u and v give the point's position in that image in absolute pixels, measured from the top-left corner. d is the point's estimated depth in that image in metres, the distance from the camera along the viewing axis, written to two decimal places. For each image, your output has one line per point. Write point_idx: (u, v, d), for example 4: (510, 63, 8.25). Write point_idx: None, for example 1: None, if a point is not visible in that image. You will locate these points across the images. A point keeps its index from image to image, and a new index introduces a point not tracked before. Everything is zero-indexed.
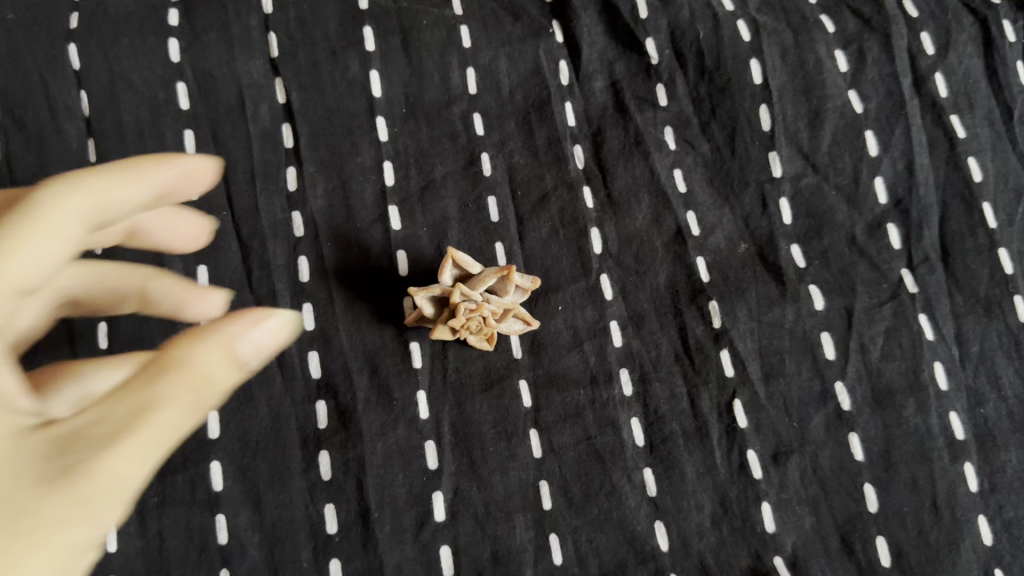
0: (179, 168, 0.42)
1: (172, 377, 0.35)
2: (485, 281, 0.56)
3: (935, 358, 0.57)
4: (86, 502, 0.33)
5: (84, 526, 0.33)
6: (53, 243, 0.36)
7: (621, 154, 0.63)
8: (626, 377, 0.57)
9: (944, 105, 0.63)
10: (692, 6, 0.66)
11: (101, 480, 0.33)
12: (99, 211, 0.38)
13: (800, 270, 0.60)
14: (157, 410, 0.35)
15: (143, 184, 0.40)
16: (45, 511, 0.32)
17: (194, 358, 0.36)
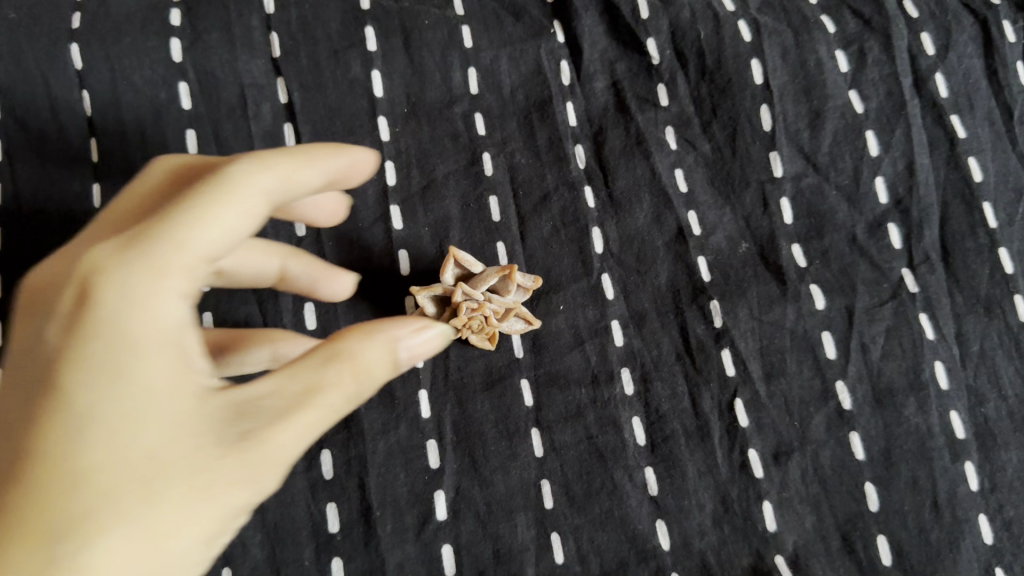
0: (348, 159, 0.46)
1: (341, 365, 0.39)
2: (487, 281, 0.55)
3: (935, 358, 0.57)
4: (248, 471, 0.37)
5: (243, 492, 0.37)
6: (242, 216, 0.39)
7: (623, 153, 0.63)
8: (627, 376, 0.57)
9: (944, 105, 0.64)
10: (694, 7, 0.66)
11: (269, 452, 0.37)
12: (283, 194, 0.42)
13: (800, 270, 0.60)
14: (324, 392, 0.39)
15: (320, 168, 0.44)
16: (218, 472, 0.36)
17: (359, 351, 0.40)
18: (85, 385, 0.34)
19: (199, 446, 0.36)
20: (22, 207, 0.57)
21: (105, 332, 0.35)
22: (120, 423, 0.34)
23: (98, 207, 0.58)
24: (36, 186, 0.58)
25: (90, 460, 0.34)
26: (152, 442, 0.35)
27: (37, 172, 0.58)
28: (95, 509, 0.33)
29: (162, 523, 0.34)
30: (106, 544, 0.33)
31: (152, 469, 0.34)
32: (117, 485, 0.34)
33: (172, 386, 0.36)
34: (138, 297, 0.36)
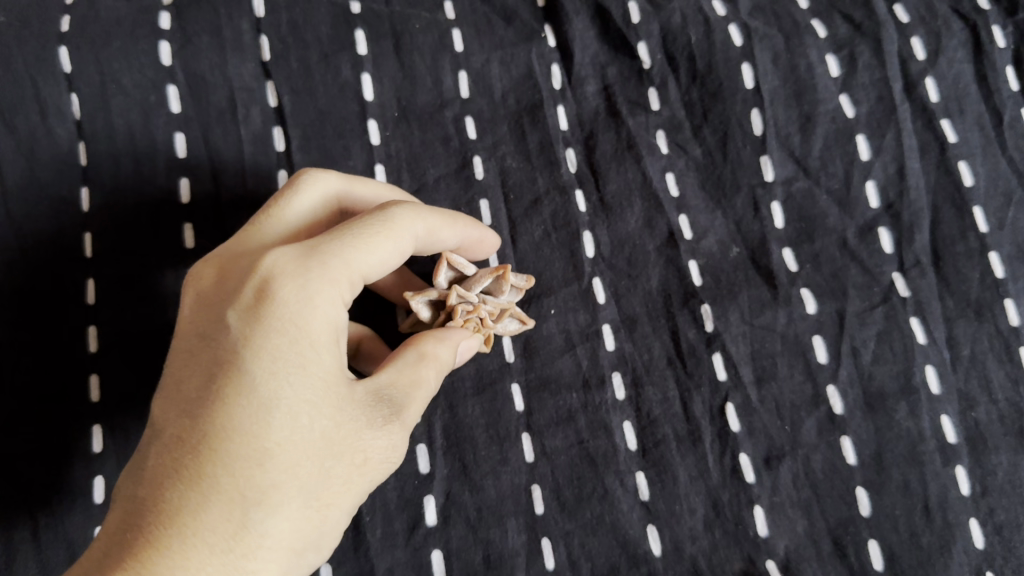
0: (478, 233, 0.56)
1: (440, 370, 0.48)
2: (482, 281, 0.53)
3: (926, 361, 0.57)
4: (383, 456, 0.45)
5: (381, 470, 0.45)
6: (396, 249, 0.49)
7: (613, 158, 0.63)
8: (618, 381, 0.57)
9: (935, 109, 0.64)
10: (684, 11, 0.66)
11: (400, 435, 0.46)
12: (421, 235, 0.51)
13: (792, 274, 0.60)
14: (427, 385, 0.48)
15: (457, 235, 0.54)
16: (368, 449, 0.44)
17: (450, 356, 0.49)
18: (276, 373, 0.41)
19: (355, 430, 0.44)
20: (9, 213, 0.56)
21: (286, 330, 0.42)
22: (300, 410, 0.41)
23: (87, 211, 0.57)
24: (22, 188, 0.57)
25: (276, 443, 0.41)
26: (321, 429, 0.42)
27: (23, 175, 0.58)
28: (280, 484, 0.40)
29: (324, 495, 0.42)
30: (287, 510, 0.41)
31: (323, 450, 0.42)
32: (294, 465, 0.41)
33: (334, 379, 0.43)
34: (316, 306, 0.43)
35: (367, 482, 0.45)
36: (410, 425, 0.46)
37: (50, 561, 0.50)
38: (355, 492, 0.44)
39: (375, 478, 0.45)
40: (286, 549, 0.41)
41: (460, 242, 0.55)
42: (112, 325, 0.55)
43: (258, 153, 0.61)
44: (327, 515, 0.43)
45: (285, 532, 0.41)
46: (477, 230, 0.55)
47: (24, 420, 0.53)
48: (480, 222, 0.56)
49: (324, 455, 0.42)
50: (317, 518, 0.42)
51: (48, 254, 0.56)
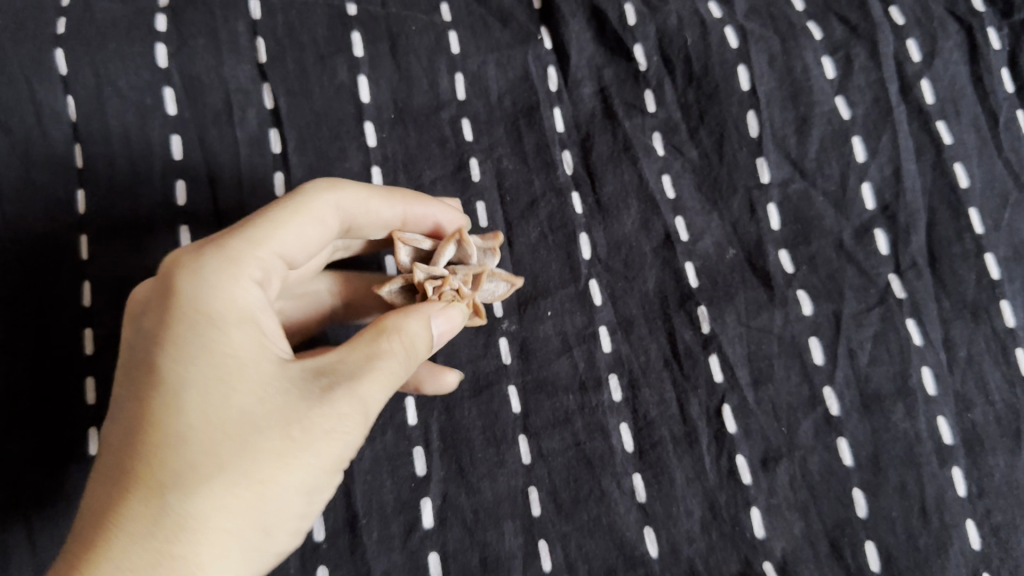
0: (423, 203, 0.55)
1: (398, 342, 0.46)
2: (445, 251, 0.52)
3: (923, 363, 0.57)
4: (326, 427, 0.43)
5: (333, 445, 0.43)
6: (308, 230, 0.50)
7: (610, 159, 0.63)
8: (615, 383, 0.57)
9: (930, 111, 0.64)
10: (681, 13, 0.66)
11: (348, 405, 0.44)
12: (345, 210, 0.52)
13: (788, 276, 0.60)
14: (382, 357, 0.46)
15: (390, 209, 0.54)
16: (310, 423, 0.42)
17: (411, 329, 0.47)
18: (181, 360, 0.42)
19: (285, 406, 0.42)
20: (5, 215, 0.56)
21: (188, 318, 0.43)
22: (210, 391, 0.41)
23: (83, 213, 0.57)
24: (18, 191, 0.57)
25: (189, 426, 0.41)
26: (233, 406, 0.41)
27: (19, 176, 0.58)
28: (198, 465, 0.40)
29: (256, 471, 0.41)
30: (214, 491, 0.40)
31: (244, 427, 0.41)
32: (205, 444, 0.40)
33: (245, 357, 0.43)
34: (214, 288, 0.44)
35: (314, 456, 0.43)
36: (355, 394, 0.44)
37: (45, 564, 0.50)
38: (299, 466, 0.42)
39: (328, 452, 0.43)
40: (219, 529, 0.40)
41: (405, 213, 0.55)
42: (108, 327, 0.55)
43: (254, 155, 0.61)
44: (267, 492, 0.41)
45: (215, 514, 0.40)
46: (430, 205, 0.55)
47: (20, 422, 0.53)
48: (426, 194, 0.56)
49: (242, 432, 0.41)
50: (253, 497, 0.41)
51: (45, 256, 0.56)
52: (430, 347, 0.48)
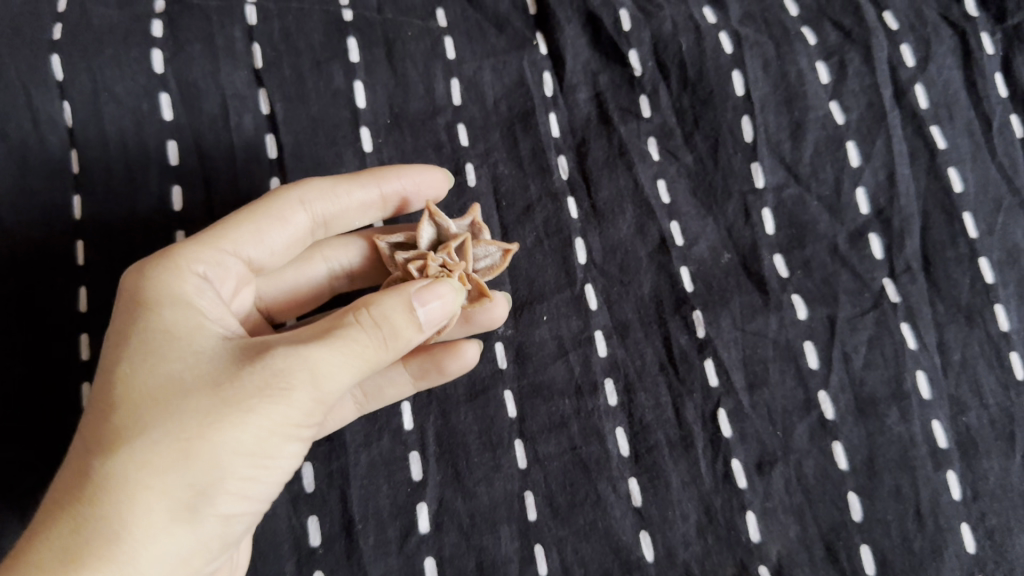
0: (392, 175, 0.56)
1: (366, 317, 0.43)
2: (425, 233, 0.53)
3: (917, 366, 0.57)
4: (262, 386, 0.41)
5: (274, 408, 0.41)
6: (265, 229, 0.52)
7: (605, 164, 0.64)
8: (611, 387, 0.58)
9: (924, 116, 0.64)
10: (675, 18, 0.66)
11: (288, 367, 0.41)
12: (309, 203, 0.54)
13: (783, 280, 0.60)
14: (343, 328, 0.43)
15: (360, 189, 0.56)
16: (243, 386, 0.41)
17: (385, 305, 0.44)
18: (124, 342, 0.44)
19: (219, 371, 0.42)
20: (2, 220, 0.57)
21: (132, 306, 0.45)
22: (144, 365, 0.43)
23: (79, 219, 0.58)
24: (14, 197, 0.57)
25: (122, 396, 0.42)
26: (168, 371, 0.42)
27: (15, 181, 0.58)
28: (125, 431, 0.41)
29: (181, 428, 0.40)
30: (138, 452, 0.40)
31: (171, 391, 0.41)
32: (138, 405, 0.41)
33: (188, 331, 0.44)
34: (162, 273, 0.46)
35: (249, 416, 0.41)
36: (300, 355, 0.42)
37: None
38: (230, 426, 0.41)
39: (269, 415, 0.41)
40: (140, 485, 0.40)
41: (380, 193, 0.56)
42: (104, 332, 0.55)
43: (250, 160, 0.61)
44: (193, 450, 0.40)
45: (138, 476, 0.40)
46: (402, 174, 0.56)
47: (16, 427, 0.53)
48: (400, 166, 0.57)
49: (172, 392, 0.41)
50: (177, 455, 0.40)
51: (41, 262, 0.56)
52: (412, 324, 0.44)
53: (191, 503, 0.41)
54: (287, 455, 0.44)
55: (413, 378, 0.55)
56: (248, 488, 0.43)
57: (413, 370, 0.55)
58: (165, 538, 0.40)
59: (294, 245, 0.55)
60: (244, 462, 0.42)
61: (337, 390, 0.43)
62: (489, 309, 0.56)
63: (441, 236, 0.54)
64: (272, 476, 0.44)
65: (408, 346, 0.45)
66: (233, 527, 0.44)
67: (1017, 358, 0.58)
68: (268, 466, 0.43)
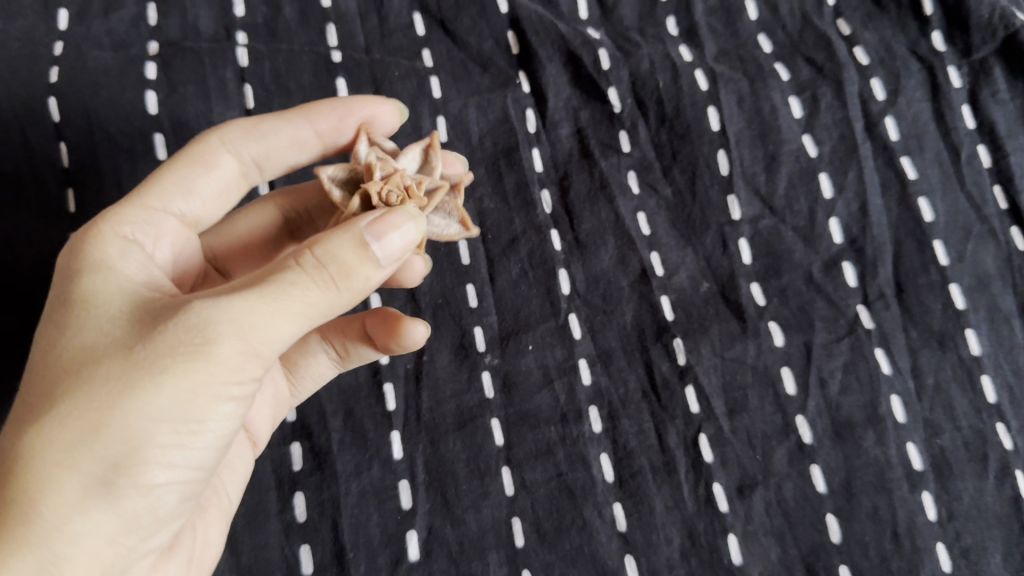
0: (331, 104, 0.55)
1: (308, 257, 0.40)
2: (410, 155, 0.49)
3: (891, 391, 0.59)
4: (175, 344, 0.40)
5: (193, 368, 0.40)
6: (191, 179, 0.53)
7: (587, 198, 0.66)
8: (595, 415, 0.59)
9: (895, 148, 0.66)
10: (653, 57, 0.69)
11: (206, 323, 0.40)
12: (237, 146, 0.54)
13: (760, 308, 0.62)
14: (279, 273, 0.40)
15: (287, 125, 0.55)
16: (158, 347, 0.40)
17: (331, 243, 0.41)
18: (59, 310, 0.44)
19: (142, 332, 0.41)
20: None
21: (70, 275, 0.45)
22: (75, 331, 0.42)
23: None
24: (13, 237, 0.59)
25: (51, 366, 0.42)
26: (85, 340, 0.42)
27: (13, 221, 0.59)
28: (47, 399, 0.41)
29: (95, 397, 0.40)
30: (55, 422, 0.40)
31: (91, 359, 0.41)
32: (54, 379, 0.41)
33: (109, 298, 0.43)
34: (89, 242, 0.46)
35: (162, 377, 0.39)
36: (221, 306, 0.40)
37: None
38: (142, 390, 0.39)
39: (186, 375, 0.40)
40: (51, 462, 0.40)
41: (312, 127, 0.55)
42: None
43: None
44: (104, 421, 0.40)
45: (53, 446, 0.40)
46: (333, 105, 0.55)
47: None
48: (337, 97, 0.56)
49: (86, 362, 0.41)
50: (88, 427, 0.40)
51: (38, 301, 0.58)
52: (364, 258, 0.41)
53: (105, 477, 0.40)
54: (222, 417, 0.42)
55: (375, 345, 0.57)
56: (175, 456, 0.41)
57: (372, 338, 0.56)
58: (81, 516, 0.40)
59: (228, 191, 0.55)
60: (163, 428, 0.40)
61: (270, 340, 0.41)
62: (412, 266, 0.55)
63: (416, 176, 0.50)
64: (208, 440, 0.43)
65: (365, 281, 0.42)
66: (167, 498, 0.43)
67: (988, 381, 0.59)
68: (196, 431, 0.42)
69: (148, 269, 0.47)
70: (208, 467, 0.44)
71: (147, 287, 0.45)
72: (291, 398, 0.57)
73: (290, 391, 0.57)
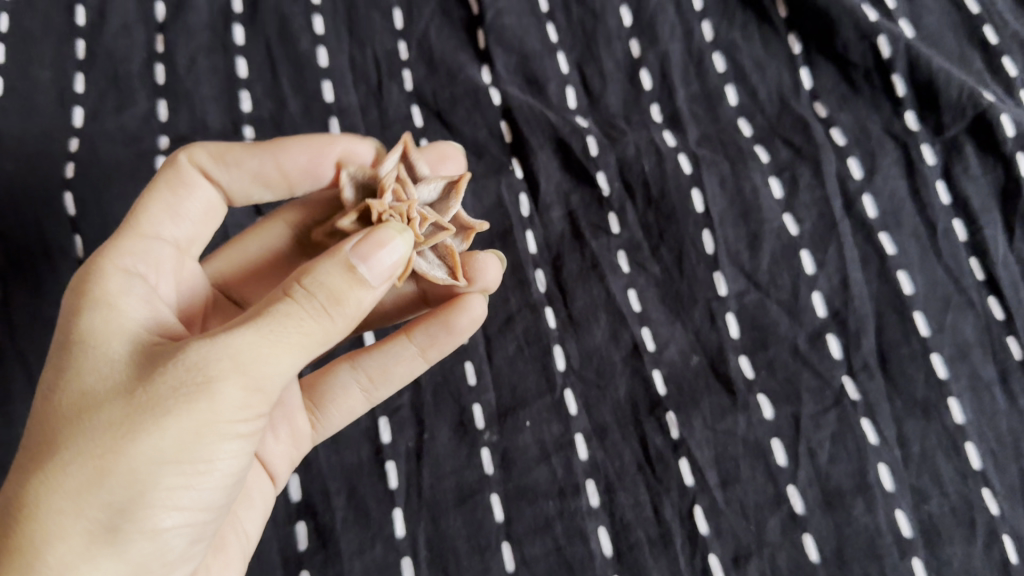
0: (301, 148, 0.58)
1: (298, 290, 0.45)
2: (433, 184, 0.56)
3: (879, 459, 0.61)
4: (177, 385, 0.42)
5: (196, 408, 0.42)
6: (179, 206, 0.56)
7: (579, 277, 0.68)
8: (592, 488, 0.61)
9: (873, 224, 0.69)
10: (638, 143, 0.72)
11: (205, 364, 0.42)
12: (201, 168, 0.57)
13: (748, 381, 0.64)
14: (274, 306, 0.44)
15: (253, 159, 0.58)
16: (158, 389, 0.42)
17: (319, 272, 0.45)
18: (56, 356, 0.46)
19: (141, 374, 0.44)
20: (15, 348, 0.61)
21: (63, 321, 0.48)
22: (73, 375, 0.45)
23: None
24: (30, 326, 0.62)
25: (50, 414, 0.44)
26: (84, 385, 0.44)
27: (30, 312, 0.62)
28: (49, 449, 0.43)
29: (100, 441, 0.42)
30: (61, 470, 0.42)
31: (90, 404, 0.43)
32: (55, 426, 0.43)
33: (105, 339, 0.46)
34: (91, 280, 0.49)
35: (165, 419, 0.42)
36: (219, 344, 0.43)
37: None
38: (146, 433, 0.42)
39: (188, 415, 0.42)
40: (55, 511, 0.42)
41: (280, 164, 0.59)
42: None
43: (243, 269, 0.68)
44: (108, 466, 0.42)
45: (60, 494, 0.42)
46: (305, 146, 0.59)
47: None
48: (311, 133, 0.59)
49: (85, 408, 0.43)
50: (93, 473, 0.42)
51: None
52: (352, 283, 0.46)
53: (111, 523, 0.42)
54: (226, 457, 0.45)
55: (423, 356, 0.62)
56: (182, 497, 0.44)
57: (421, 348, 0.61)
58: (88, 564, 0.42)
59: (206, 217, 0.59)
60: (168, 470, 0.43)
61: (269, 375, 0.44)
62: (484, 268, 0.61)
63: (431, 205, 0.57)
64: (213, 480, 0.45)
65: (357, 306, 0.46)
66: (173, 540, 0.45)
67: (972, 448, 0.61)
68: (203, 470, 0.44)
69: (147, 303, 0.50)
70: (212, 509, 0.47)
71: (142, 325, 0.48)
72: (314, 433, 0.61)
73: (313, 426, 0.61)
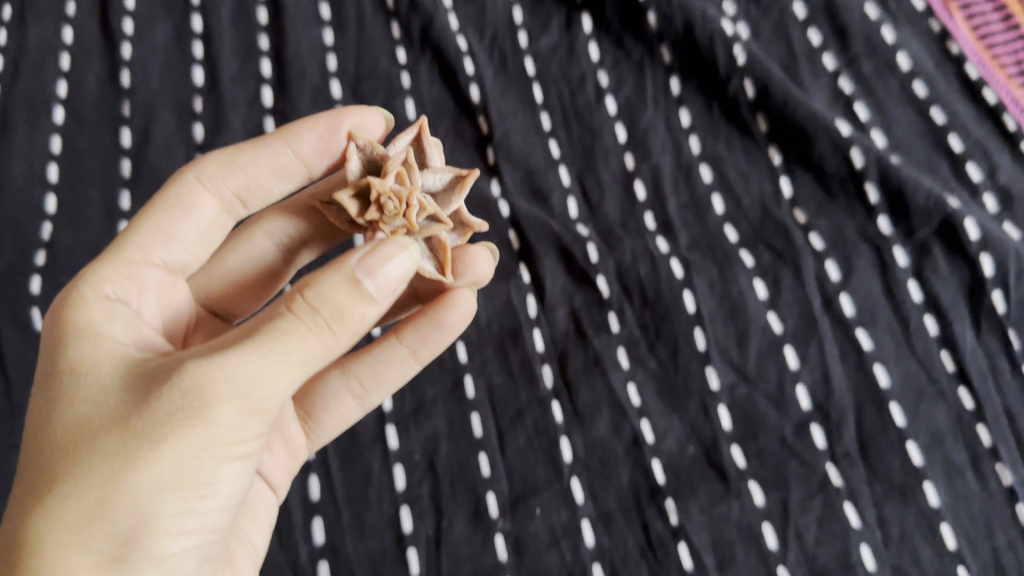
0: (308, 130, 0.68)
1: (300, 304, 0.49)
2: (439, 174, 0.62)
3: (861, 541, 0.66)
4: (173, 411, 0.47)
5: (190, 434, 0.47)
6: (173, 229, 0.65)
7: (583, 372, 0.74)
8: (598, 572, 0.66)
9: (851, 321, 0.75)
10: (634, 249, 0.79)
11: (195, 392, 0.47)
12: (209, 181, 0.67)
13: (740, 469, 0.70)
14: (272, 326, 0.49)
15: (265, 151, 0.68)
16: (151, 418, 0.47)
17: (324, 288, 0.49)
18: (48, 384, 0.52)
19: (133, 400, 0.48)
20: None
21: (53, 350, 0.53)
22: (68, 406, 0.50)
23: None
24: None
25: (49, 446, 0.49)
26: (79, 415, 0.49)
27: None
28: (52, 481, 0.48)
29: (100, 474, 0.47)
30: (65, 503, 0.47)
31: (87, 436, 0.48)
32: (55, 457, 0.49)
33: (94, 364, 0.51)
34: (72, 309, 0.55)
35: (160, 448, 0.47)
36: (211, 367, 0.47)
37: None
38: (143, 463, 0.47)
39: (182, 441, 0.47)
40: (60, 544, 0.47)
41: (295, 153, 0.68)
42: None
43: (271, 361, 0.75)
44: (108, 498, 0.47)
45: (66, 526, 0.47)
46: (312, 126, 0.68)
47: None
48: (315, 115, 0.69)
49: (82, 438, 0.48)
50: (94, 505, 0.47)
51: None
52: (355, 297, 0.50)
53: (118, 553, 0.48)
54: (223, 478, 0.50)
55: (415, 355, 0.69)
56: (183, 520, 0.49)
57: (412, 351, 0.69)
58: None
59: (209, 226, 0.68)
60: (167, 495, 0.48)
61: (262, 395, 0.48)
62: (474, 261, 0.67)
63: (435, 194, 0.62)
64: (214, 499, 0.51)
65: (360, 318, 0.50)
66: (180, 560, 0.50)
67: (947, 530, 0.67)
68: (202, 494, 0.50)
69: (128, 325, 0.56)
70: (216, 523, 0.52)
71: (125, 345, 0.54)
72: (309, 443, 0.69)
73: (306, 436, 0.69)
